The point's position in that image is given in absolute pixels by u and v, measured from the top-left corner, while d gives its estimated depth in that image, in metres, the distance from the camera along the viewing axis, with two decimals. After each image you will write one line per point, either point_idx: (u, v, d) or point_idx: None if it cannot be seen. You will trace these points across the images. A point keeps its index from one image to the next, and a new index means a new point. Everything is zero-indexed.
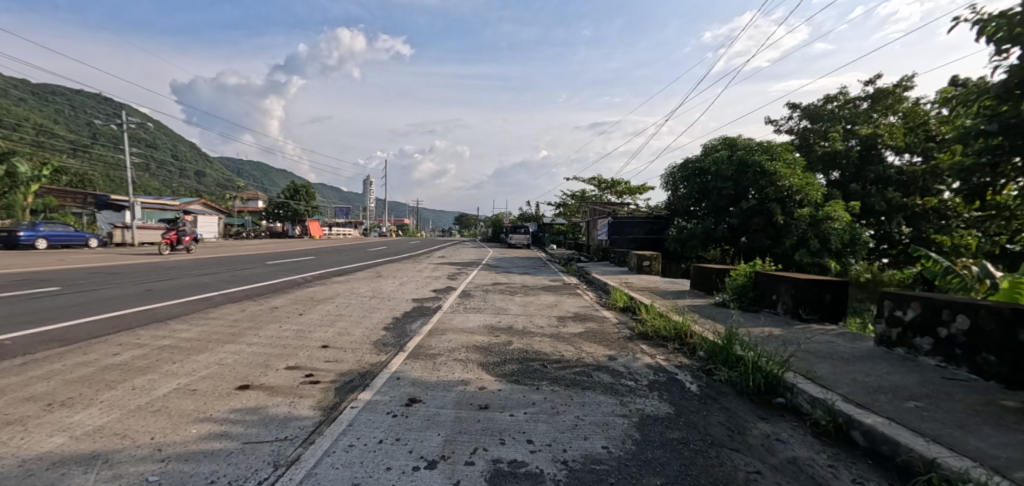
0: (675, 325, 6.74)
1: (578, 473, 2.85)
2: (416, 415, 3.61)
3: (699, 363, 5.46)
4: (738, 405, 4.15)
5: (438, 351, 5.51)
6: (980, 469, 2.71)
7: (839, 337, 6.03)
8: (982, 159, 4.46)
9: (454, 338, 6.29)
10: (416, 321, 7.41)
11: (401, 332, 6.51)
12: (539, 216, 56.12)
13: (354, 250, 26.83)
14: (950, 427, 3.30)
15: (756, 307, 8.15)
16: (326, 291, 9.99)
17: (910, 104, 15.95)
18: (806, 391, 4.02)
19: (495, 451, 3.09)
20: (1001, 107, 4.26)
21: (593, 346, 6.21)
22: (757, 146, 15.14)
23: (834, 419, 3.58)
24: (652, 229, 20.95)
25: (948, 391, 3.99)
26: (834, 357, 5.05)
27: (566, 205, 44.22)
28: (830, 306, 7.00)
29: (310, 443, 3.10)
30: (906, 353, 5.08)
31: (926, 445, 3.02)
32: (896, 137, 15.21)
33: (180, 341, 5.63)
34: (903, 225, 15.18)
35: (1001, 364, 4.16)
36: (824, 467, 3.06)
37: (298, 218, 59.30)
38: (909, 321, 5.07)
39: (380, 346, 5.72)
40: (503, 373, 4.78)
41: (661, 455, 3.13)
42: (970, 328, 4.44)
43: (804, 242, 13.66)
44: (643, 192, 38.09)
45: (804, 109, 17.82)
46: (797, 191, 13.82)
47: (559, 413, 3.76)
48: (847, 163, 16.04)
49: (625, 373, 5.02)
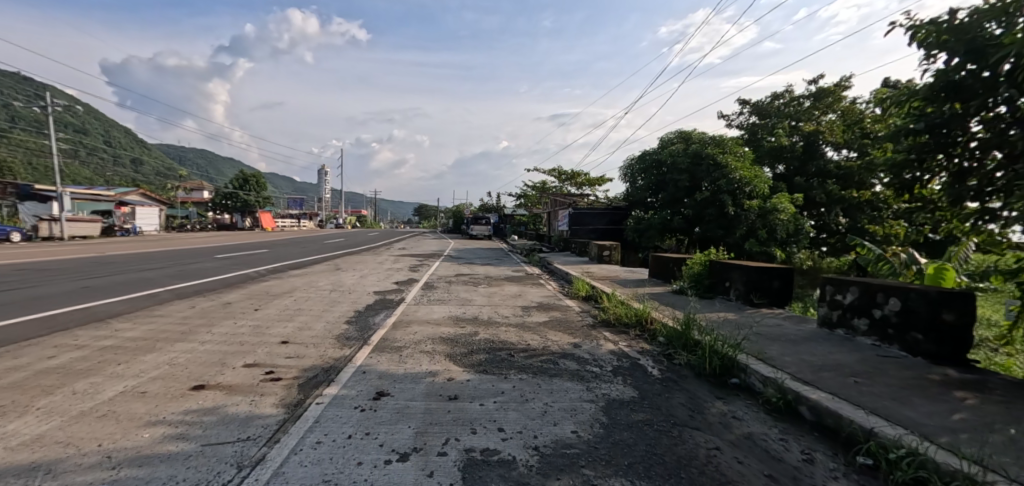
0: (636, 311, 6.98)
1: (549, 458, 2.95)
2: (385, 409, 3.59)
3: (659, 347, 5.70)
4: (696, 387, 4.37)
5: (403, 344, 5.49)
6: (911, 437, 2.98)
7: (786, 320, 6.43)
8: (911, 155, 4.87)
9: (420, 329, 6.29)
10: (380, 313, 7.35)
11: (364, 325, 6.45)
12: (500, 207, 56.18)
13: (309, 242, 25.91)
14: (886, 400, 3.60)
15: (712, 293, 8.53)
16: (282, 286, 9.70)
17: (847, 103, 17.02)
18: (758, 372, 4.28)
19: (467, 440, 3.14)
20: (929, 107, 4.67)
21: (558, 334, 6.37)
22: (710, 140, 15.88)
23: (784, 396, 3.85)
24: (612, 220, 21.43)
25: (882, 368, 4.34)
26: (783, 339, 5.40)
27: (527, 196, 44.66)
28: (779, 292, 7.43)
29: (275, 442, 3.04)
30: (845, 333, 5.47)
31: (865, 417, 3.29)
32: (835, 133, 16.25)
33: (125, 341, 5.36)
34: (841, 215, 16.28)
35: (928, 341, 4.56)
36: (776, 441, 3.29)
37: (248, 210, 56.89)
38: (848, 304, 5.45)
39: (343, 339, 5.65)
40: (471, 364, 4.82)
41: (628, 437, 3.28)
42: (901, 309, 4.81)
43: (753, 233, 14.35)
44: (601, 184, 38.87)
45: (754, 105, 18.74)
46: (746, 184, 14.42)
47: (529, 401, 3.86)
48: (792, 156, 16.84)
49: (589, 359, 5.18)
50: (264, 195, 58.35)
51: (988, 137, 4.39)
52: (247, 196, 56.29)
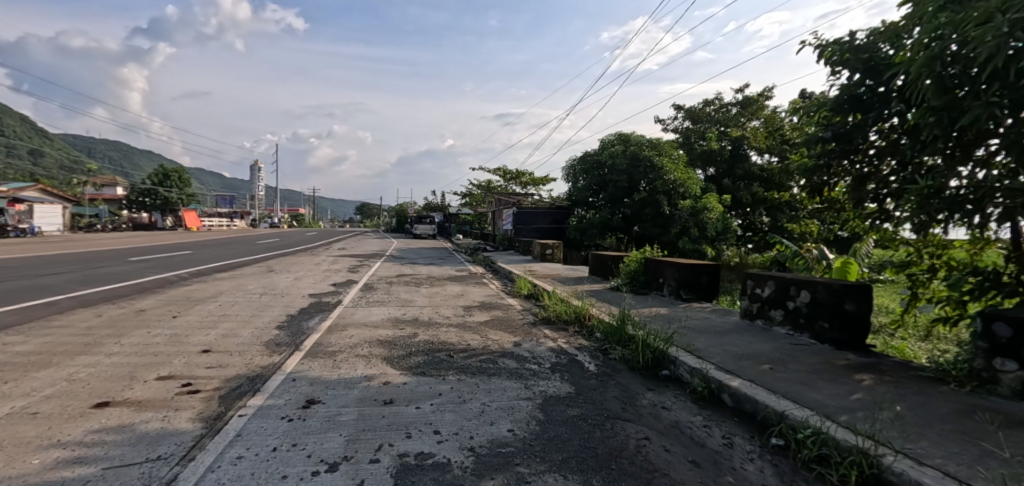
0: (575, 308, 7.14)
1: (485, 458, 2.94)
2: (315, 417, 3.44)
3: (596, 343, 5.86)
4: (630, 380, 4.53)
5: (338, 348, 5.30)
6: (816, 417, 3.23)
7: (713, 313, 6.80)
8: (820, 161, 5.32)
9: (356, 332, 6.10)
10: (314, 316, 7.06)
11: (296, 330, 6.17)
12: (444, 206, 55.53)
13: (239, 242, 24.43)
14: (797, 384, 3.88)
15: (647, 289, 8.88)
16: (206, 290, 9.08)
17: (769, 111, 18.28)
18: (686, 363, 4.50)
19: (401, 445, 3.07)
20: (835, 118, 5.11)
21: (498, 333, 6.39)
22: (647, 142, 16.51)
23: (708, 385, 4.07)
24: (555, 219, 21.78)
25: (794, 355, 4.68)
26: (709, 331, 5.70)
27: (472, 195, 44.58)
28: (706, 286, 7.85)
29: (190, 460, 2.84)
30: (763, 324, 5.85)
31: (778, 401, 3.53)
32: (759, 139, 17.41)
33: (15, 357, 4.81)
34: (764, 215, 17.45)
35: (833, 329, 4.96)
36: (701, 428, 3.47)
37: (171, 208, 52.88)
38: (766, 297, 5.84)
39: (272, 346, 5.38)
40: (408, 366, 4.73)
41: (563, 432, 3.34)
42: (811, 301, 5.20)
43: (686, 231, 15.08)
44: (545, 184, 39.47)
45: (688, 111, 19.66)
46: (680, 185, 15.20)
47: (466, 402, 3.83)
48: (721, 160, 17.88)
49: (528, 357, 5.23)
50: (188, 192, 54.47)
51: (882, 146, 4.84)
52: (169, 193, 52.30)
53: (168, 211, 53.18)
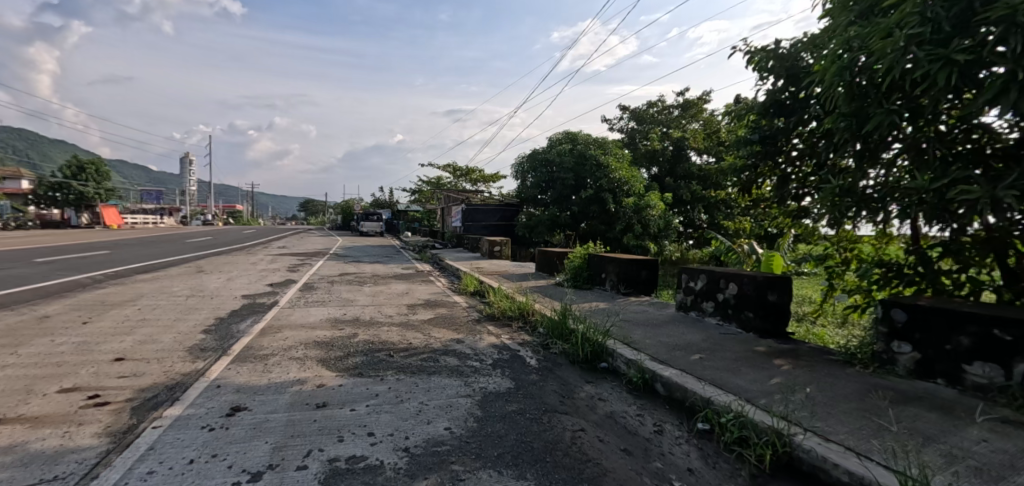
0: (519, 304, 7.19)
1: (419, 458, 2.90)
2: (239, 425, 3.27)
3: (538, 338, 5.92)
4: (569, 373, 4.61)
5: (269, 352, 5.06)
6: (738, 401, 3.41)
7: (650, 306, 7.05)
8: (749, 161, 5.63)
9: (291, 334, 5.85)
10: (246, 319, 6.70)
11: (225, 333, 5.84)
12: (392, 203, 54.35)
13: (165, 241, 22.83)
14: (722, 371, 4.09)
15: (589, 284, 9.08)
16: (123, 293, 8.41)
17: (708, 114, 19.15)
18: (622, 355, 4.64)
19: (332, 450, 2.97)
20: (762, 121, 5.41)
21: (442, 331, 6.32)
22: (593, 141, 16.89)
23: (642, 375, 4.21)
24: (504, 216, 21.84)
25: (722, 344, 4.94)
26: (646, 324, 5.90)
27: (421, 192, 43.96)
28: (646, 281, 8.12)
29: (92, 478, 2.61)
30: (696, 315, 6.13)
31: (704, 388, 3.71)
32: (698, 140, 18.21)
33: None
34: (702, 212, 18.27)
35: (757, 319, 5.27)
36: (634, 417, 3.58)
37: (87, 204, 48.62)
38: (698, 290, 6.12)
39: (196, 351, 5.06)
40: (345, 367, 4.59)
41: (500, 428, 3.35)
42: (738, 293, 5.50)
43: (630, 228, 15.62)
44: (495, 181, 39.53)
45: (632, 112, 20.27)
46: (624, 183, 15.66)
47: (403, 402, 3.76)
48: (663, 159, 18.60)
49: (470, 354, 5.21)
50: (108, 187, 50.27)
51: (802, 148, 5.16)
52: (85, 188, 48.04)
53: (85, 207, 48.91)
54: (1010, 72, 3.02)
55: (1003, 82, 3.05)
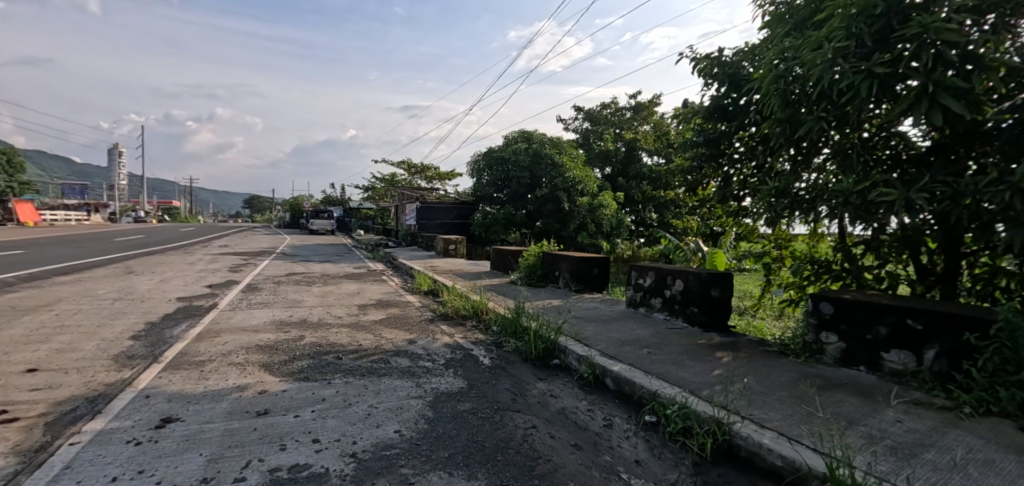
0: (473, 303, 7.15)
1: (367, 463, 2.82)
2: (170, 438, 3.07)
3: (492, 337, 5.91)
4: (522, 371, 4.63)
5: (207, 358, 4.79)
6: (682, 393, 3.53)
7: (601, 303, 7.19)
8: (695, 163, 5.86)
9: (231, 339, 5.56)
10: (181, 323, 6.32)
11: (157, 340, 5.47)
12: (344, 200, 52.85)
13: (91, 240, 21.16)
14: (668, 365, 4.23)
15: (543, 282, 9.16)
16: (40, 297, 7.72)
17: (658, 117, 19.74)
18: (574, 351, 4.70)
19: (273, 459, 2.84)
20: (706, 125, 5.64)
21: (394, 331, 6.20)
22: (549, 141, 17.07)
23: (593, 371, 4.28)
24: (460, 214, 21.69)
25: (668, 338, 5.10)
26: (598, 320, 6.01)
27: (375, 188, 43.00)
28: (597, 278, 8.28)
29: None
30: (645, 311, 6.30)
31: (651, 381, 3.81)
32: (649, 142, 18.74)
33: None
34: (653, 211, 18.81)
35: (701, 313, 5.49)
36: (584, 412, 3.63)
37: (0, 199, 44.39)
38: (647, 286, 6.29)
39: (123, 359, 4.72)
40: (290, 372, 4.41)
41: (452, 428, 3.31)
42: (683, 289, 5.70)
43: (584, 226, 15.90)
44: (450, 179, 39.20)
45: (587, 112, 20.62)
46: (578, 182, 15.90)
47: (351, 406, 3.65)
48: (616, 160, 19.06)
49: (422, 355, 5.13)
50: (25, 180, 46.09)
51: (743, 152, 5.41)
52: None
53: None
54: (923, 85, 3.28)
55: (917, 94, 3.30)
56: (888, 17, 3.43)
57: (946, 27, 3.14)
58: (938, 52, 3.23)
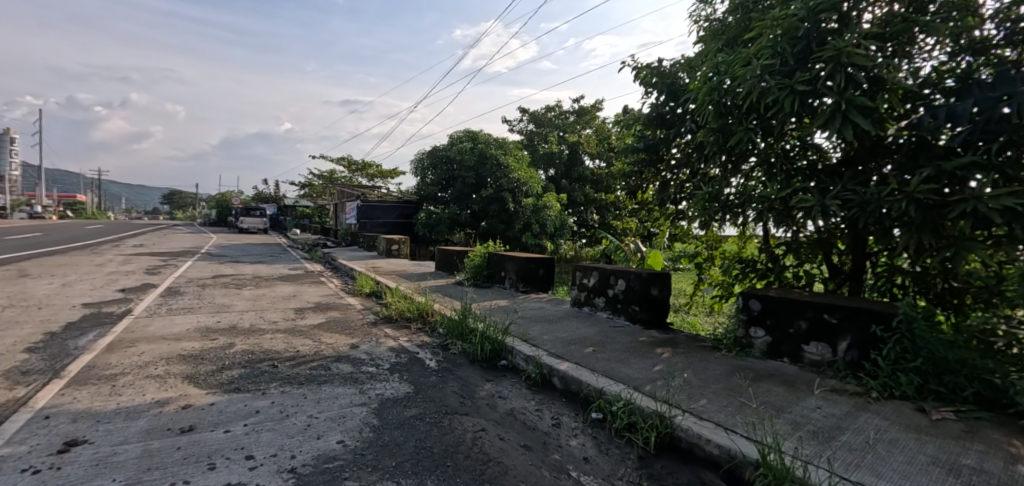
0: (417, 305, 6.97)
1: (306, 478, 2.64)
2: (76, 463, 2.73)
3: (438, 339, 5.78)
4: (469, 373, 4.54)
5: (120, 370, 4.35)
6: (628, 390, 3.60)
7: (547, 303, 7.23)
8: (637, 167, 6.04)
9: (149, 349, 5.08)
10: (89, 333, 5.69)
11: (59, 352, 4.90)
12: (279, 198, 50.26)
13: None
14: (613, 362, 4.30)
15: (489, 283, 9.10)
16: None
17: (600, 121, 20.32)
18: (521, 352, 4.69)
19: (200, 480, 2.60)
20: (646, 131, 5.81)
21: (334, 336, 5.92)
22: (494, 141, 17.07)
23: (541, 370, 4.28)
24: (403, 214, 21.19)
25: (612, 336, 5.21)
26: (544, 320, 6.03)
27: (312, 186, 41.22)
28: (543, 278, 8.30)
29: None
30: (589, 310, 6.41)
31: (597, 379, 3.86)
32: (591, 146, 19.22)
33: None
34: (595, 213, 19.26)
35: (642, 312, 5.64)
36: (533, 412, 3.61)
37: None
38: (591, 286, 6.40)
39: (16, 375, 4.18)
40: (219, 383, 4.09)
41: (398, 436, 3.18)
42: (625, 288, 5.84)
43: (528, 227, 16.00)
44: (393, 178, 38.30)
45: (531, 114, 20.83)
46: (523, 183, 16.00)
47: (288, 417, 3.43)
48: (560, 162, 19.36)
49: (365, 360, 4.92)
50: None
51: (680, 158, 5.63)
52: None
53: None
54: (837, 103, 3.52)
55: (831, 111, 3.54)
56: (807, 39, 3.69)
57: (856, 52, 3.39)
58: (850, 74, 3.49)
